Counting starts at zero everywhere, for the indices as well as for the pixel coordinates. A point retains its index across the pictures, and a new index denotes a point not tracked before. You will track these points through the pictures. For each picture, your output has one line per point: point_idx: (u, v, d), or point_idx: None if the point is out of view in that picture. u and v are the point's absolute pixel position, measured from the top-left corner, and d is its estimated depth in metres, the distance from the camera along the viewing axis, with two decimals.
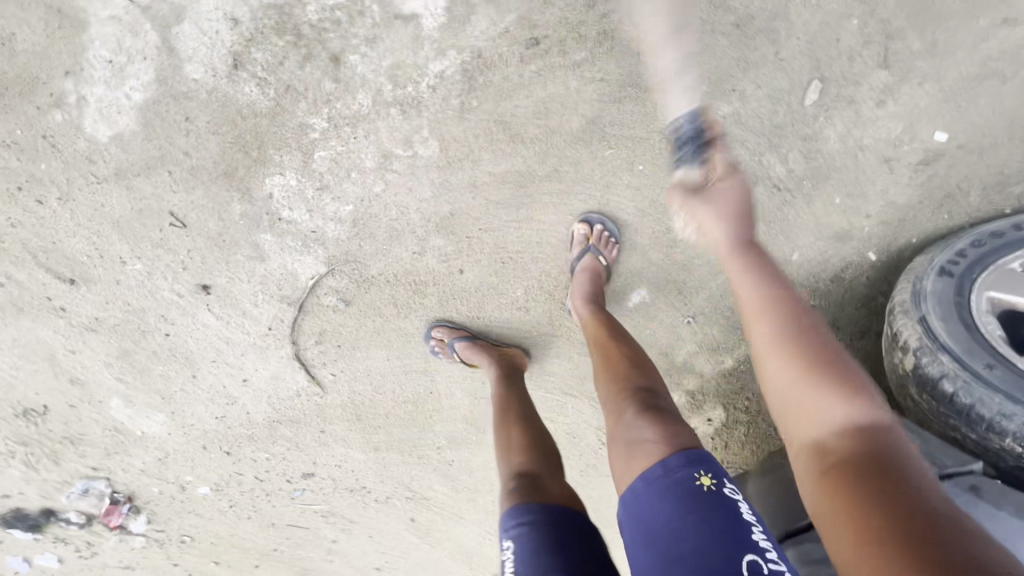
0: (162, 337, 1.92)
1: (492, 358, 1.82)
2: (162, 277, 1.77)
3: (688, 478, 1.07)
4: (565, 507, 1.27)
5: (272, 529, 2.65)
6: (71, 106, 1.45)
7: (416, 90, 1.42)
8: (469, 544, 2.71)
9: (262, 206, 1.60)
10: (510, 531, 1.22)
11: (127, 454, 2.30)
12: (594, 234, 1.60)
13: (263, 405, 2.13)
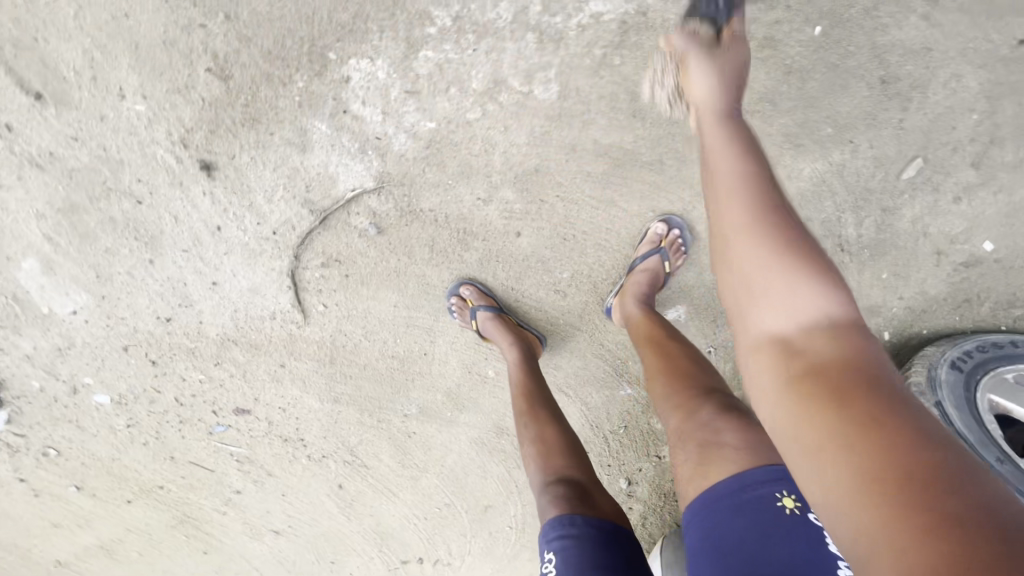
0: (130, 203, 1.56)
1: (514, 340, 1.67)
2: (164, 130, 1.44)
3: (769, 497, 1.03)
4: (609, 523, 1.25)
5: (168, 463, 2.25)
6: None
7: (564, 23, 1.28)
8: (389, 524, 2.50)
9: (333, 87, 1.37)
10: (552, 544, 1.21)
11: (16, 332, 1.83)
12: (670, 238, 1.56)
13: (222, 319, 1.80)
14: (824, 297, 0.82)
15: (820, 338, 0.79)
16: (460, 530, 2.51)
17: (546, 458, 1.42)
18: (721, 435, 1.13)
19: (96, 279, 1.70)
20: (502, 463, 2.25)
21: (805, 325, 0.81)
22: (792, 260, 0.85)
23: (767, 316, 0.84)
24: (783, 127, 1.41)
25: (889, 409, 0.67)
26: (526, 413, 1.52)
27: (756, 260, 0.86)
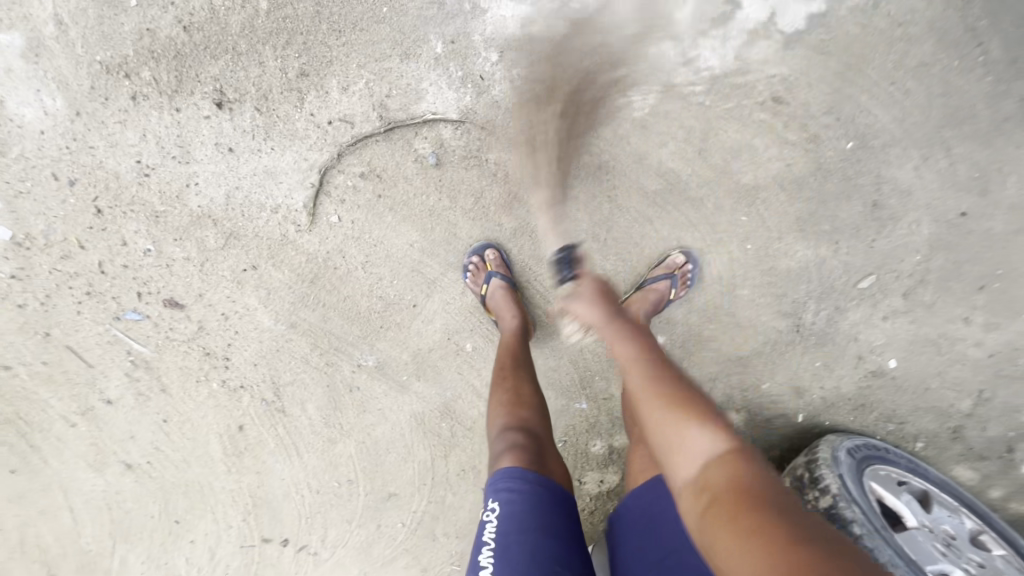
0: (186, 29, 1.41)
1: (518, 313, 1.69)
2: None
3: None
4: (557, 483, 1.27)
5: (35, 341, 1.81)
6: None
7: (682, 52, 1.50)
8: (272, 490, 2.20)
9: (464, 18, 1.46)
10: (496, 496, 1.22)
11: None
12: (683, 269, 1.71)
13: (213, 192, 1.59)
14: (705, 427, 0.94)
15: (706, 458, 0.90)
16: (347, 515, 2.29)
17: (509, 416, 1.42)
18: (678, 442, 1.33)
19: (89, 89, 1.45)
20: (428, 450, 2.14)
21: (698, 458, 0.91)
22: (682, 399, 1.01)
23: (671, 453, 0.95)
24: (797, 209, 1.71)
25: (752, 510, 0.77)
26: (500, 373, 1.54)
27: (659, 404, 1.03)
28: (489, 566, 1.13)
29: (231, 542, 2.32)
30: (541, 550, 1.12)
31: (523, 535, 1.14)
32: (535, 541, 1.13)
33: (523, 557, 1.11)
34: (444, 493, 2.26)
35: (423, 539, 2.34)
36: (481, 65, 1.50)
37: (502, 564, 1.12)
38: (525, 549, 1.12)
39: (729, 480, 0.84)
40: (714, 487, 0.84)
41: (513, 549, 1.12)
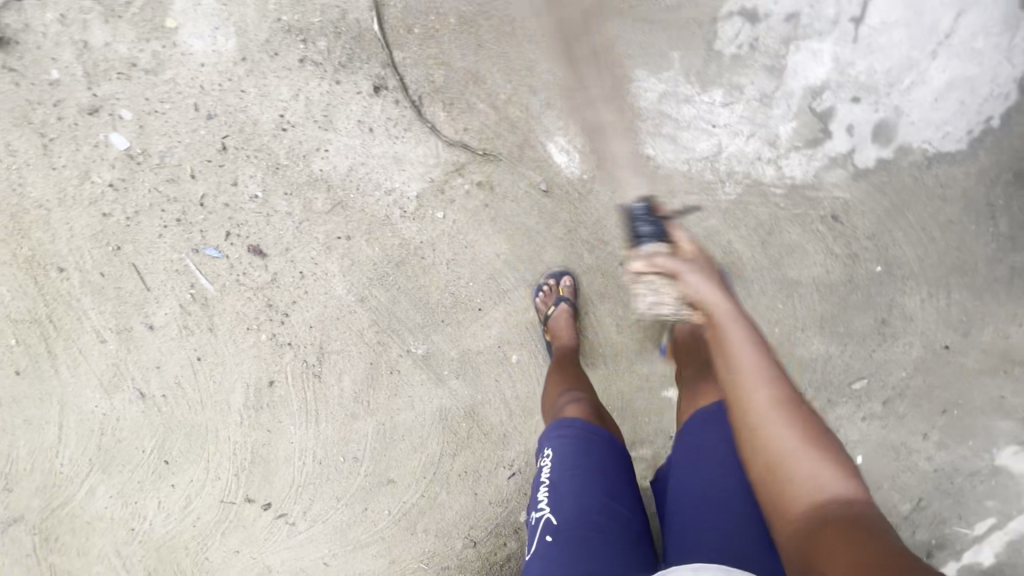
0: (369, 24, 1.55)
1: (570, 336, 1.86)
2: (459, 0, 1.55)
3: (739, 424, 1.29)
4: (604, 431, 1.40)
5: (101, 251, 1.81)
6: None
7: (775, 157, 1.72)
8: (277, 450, 2.22)
9: (608, 81, 1.63)
10: (551, 441, 1.37)
11: (129, 21, 1.58)
12: None
13: (338, 160, 1.70)
14: (825, 447, 0.96)
15: (821, 468, 0.94)
16: (339, 491, 2.32)
17: (570, 385, 1.61)
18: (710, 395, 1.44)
19: (263, 42, 1.56)
20: (440, 445, 2.23)
21: (815, 473, 0.94)
22: (804, 418, 1.00)
23: (772, 446, 0.98)
24: (825, 311, 1.96)
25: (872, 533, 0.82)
26: (556, 368, 1.73)
27: (782, 421, 0.99)
28: (544, 499, 1.28)
29: (212, 494, 2.29)
30: (589, 484, 1.25)
31: (576, 469, 1.28)
32: (586, 474, 1.27)
33: (573, 490, 1.24)
34: (438, 490, 2.34)
35: (403, 531, 2.38)
36: (609, 122, 1.67)
37: (556, 496, 1.26)
38: (575, 483, 1.26)
39: (839, 502, 0.89)
40: (829, 506, 0.89)
41: (566, 481, 1.26)
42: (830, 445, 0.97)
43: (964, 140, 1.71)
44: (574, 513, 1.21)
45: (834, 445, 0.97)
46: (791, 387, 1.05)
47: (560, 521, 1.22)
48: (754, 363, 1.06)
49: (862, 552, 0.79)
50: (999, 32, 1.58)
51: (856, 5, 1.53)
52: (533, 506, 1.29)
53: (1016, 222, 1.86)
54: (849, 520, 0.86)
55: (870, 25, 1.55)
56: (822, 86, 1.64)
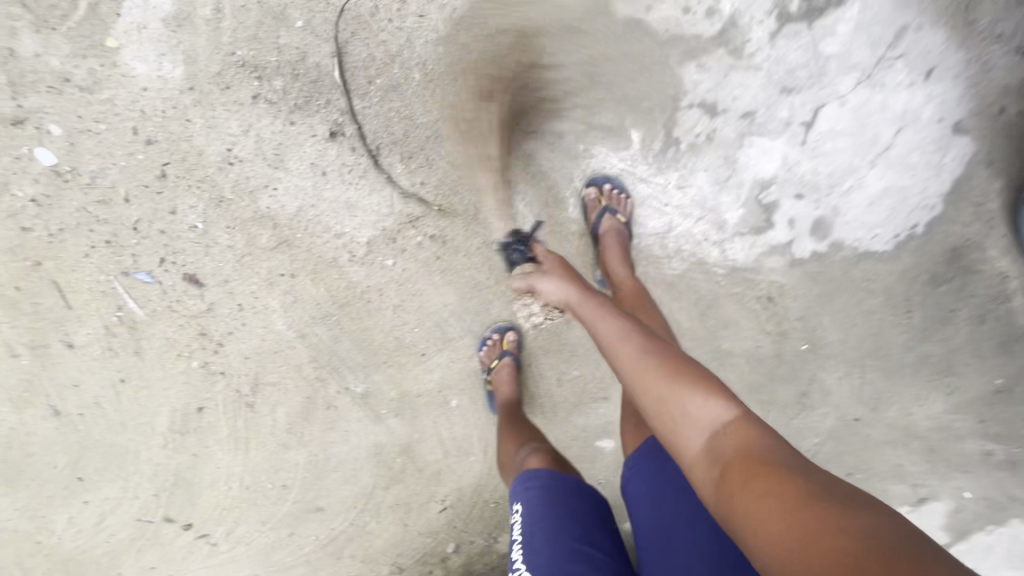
0: (326, 67, 1.48)
1: (511, 388, 1.87)
2: (422, 53, 1.49)
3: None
4: (569, 476, 1.41)
5: (20, 265, 1.70)
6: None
7: (720, 239, 1.79)
8: (202, 473, 2.16)
9: (568, 153, 1.63)
10: (519, 497, 1.36)
11: (60, 32, 1.45)
12: None
13: (287, 200, 1.64)
14: (709, 390, 1.01)
15: (710, 416, 0.97)
16: (265, 516, 2.28)
17: (528, 439, 1.62)
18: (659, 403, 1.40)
19: (214, 73, 1.47)
20: (373, 477, 2.23)
21: (711, 427, 0.96)
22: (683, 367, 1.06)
23: (667, 408, 1.01)
24: (752, 380, 2.06)
25: (773, 474, 0.83)
26: (502, 420, 1.73)
27: (664, 377, 1.05)
28: (520, 557, 1.26)
29: (129, 513, 2.20)
30: (561, 533, 1.25)
31: (553, 519, 1.28)
32: (561, 523, 1.27)
33: (545, 542, 1.23)
34: (368, 520, 2.33)
35: (329, 557, 2.37)
36: (565, 189, 1.68)
37: (532, 550, 1.24)
38: (548, 535, 1.25)
39: (736, 448, 0.91)
40: (727, 451, 0.91)
41: (541, 534, 1.25)
42: (713, 389, 1.01)
43: (890, 242, 1.83)
44: (553, 561, 1.20)
45: (717, 385, 1.02)
46: (670, 349, 1.13)
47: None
48: (620, 337, 1.17)
49: (772, 499, 0.79)
50: (936, 149, 1.65)
51: (807, 110, 1.58)
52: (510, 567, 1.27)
53: (931, 317, 1.99)
54: (750, 461, 0.87)
55: (818, 131, 1.61)
56: (770, 181, 1.69)
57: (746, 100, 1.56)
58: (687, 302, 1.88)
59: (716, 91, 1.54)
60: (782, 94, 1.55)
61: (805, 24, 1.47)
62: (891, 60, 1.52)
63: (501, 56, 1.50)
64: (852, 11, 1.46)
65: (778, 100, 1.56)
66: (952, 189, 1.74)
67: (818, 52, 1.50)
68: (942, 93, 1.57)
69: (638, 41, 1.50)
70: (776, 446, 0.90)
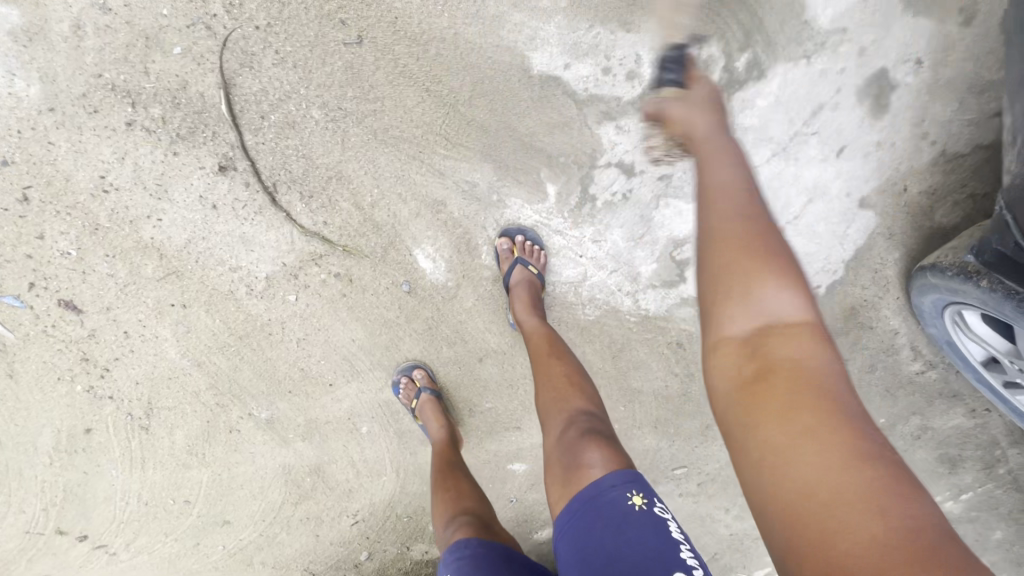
0: (210, 98, 1.39)
1: (443, 427, 1.81)
2: (319, 91, 1.41)
3: (620, 498, 1.11)
4: (494, 548, 1.26)
5: None
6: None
7: (634, 290, 1.78)
8: (95, 490, 2.08)
9: (478, 201, 1.56)
10: (448, 568, 1.25)
11: None
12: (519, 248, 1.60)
13: (174, 232, 1.52)
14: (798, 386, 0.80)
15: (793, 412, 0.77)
16: (167, 528, 2.24)
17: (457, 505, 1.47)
18: (583, 449, 1.22)
19: (79, 95, 1.36)
20: (282, 493, 2.22)
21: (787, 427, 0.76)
22: (796, 278, 0.91)
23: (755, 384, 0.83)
24: (663, 421, 2.02)
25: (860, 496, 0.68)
26: (438, 472, 1.64)
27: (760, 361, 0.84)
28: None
29: (20, 524, 2.12)
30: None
31: None
32: None
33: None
34: (278, 531, 2.32)
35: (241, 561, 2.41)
36: (475, 235, 1.62)
37: None
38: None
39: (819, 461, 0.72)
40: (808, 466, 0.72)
41: None
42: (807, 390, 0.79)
43: None
44: None
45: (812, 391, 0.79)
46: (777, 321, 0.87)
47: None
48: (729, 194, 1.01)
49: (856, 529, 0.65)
50: (842, 221, 1.70)
51: None
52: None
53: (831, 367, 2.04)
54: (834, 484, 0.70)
55: None
56: (685, 240, 1.69)
57: (662, 163, 1.53)
58: (599, 346, 1.87)
59: (634, 153, 1.51)
60: (698, 160, 1.54)
61: (724, 96, 1.46)
62: (806, 136, 1.53)
63: (410, 107, 1.43)
64: (770, 88, 1.46)
65: (694, 166, 1.55)
66: (852, 256, 1.79)
67: (735, 123, 1.49)
68: (851, 171, 1.61)
69: (551, 96, 1.43)
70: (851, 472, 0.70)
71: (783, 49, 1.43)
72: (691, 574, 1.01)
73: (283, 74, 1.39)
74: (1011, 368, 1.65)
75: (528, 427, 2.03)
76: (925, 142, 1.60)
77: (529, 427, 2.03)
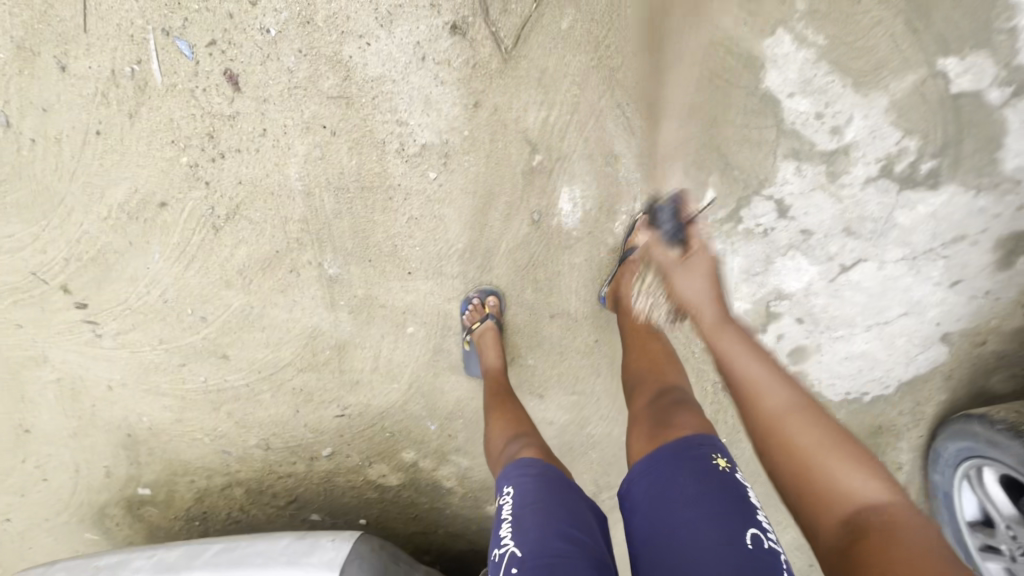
0: None
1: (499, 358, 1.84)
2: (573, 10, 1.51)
3: (706, 458, 1.13)
4: (558, 471, 1.29)
5: None
6: (788, 7, 1.41)
7: (719, 318, 1.85)
8: (125, 264, 2.00)
9: (645, 172, 1.64)
10: (512, 479, 1.27)
11: None
12: (656, 228, 1.67)
13: (372, 62, 1.57)
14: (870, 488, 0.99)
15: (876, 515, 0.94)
16: (169, 335, 2.17)
17: (515, 429, 1.51)
18: (676, 418, 1.26)
19: None
20: (292, 355, 2.17)
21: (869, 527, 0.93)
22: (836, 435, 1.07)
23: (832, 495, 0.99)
24: None
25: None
26: (492, 395, 1.69)
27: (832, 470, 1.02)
28: (506, 533, 1.17)
29: (32, 262, 2.03)
30: (550, 515, 1.15)
31: (541, 505, 1.18)
32: (547, 509, 1.16)
33: (533, 521, 1.14)
34: (264, 390, 2.29)
35: (213, 402, 2.35)
36: (622, 200, 1.69)
37: (518, 532, 1.14)
38: (534, 516, 1.16)
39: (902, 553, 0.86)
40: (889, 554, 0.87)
41: (526, 518, 1.16)
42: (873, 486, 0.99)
43: (839, 397, 1.96)
44: (535, 540, 1.11)
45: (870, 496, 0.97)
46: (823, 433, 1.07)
47: (522, 554, 1.10)
48: (768, 372, 1.20)
49: None
50: (919, 344, 1.84)
51: (852, 257, 1.69)
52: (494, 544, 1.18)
53: None
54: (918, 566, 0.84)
55: (848, 278, 1.73)
56: (787, 295, 1.77)
57: (812, 218, 1.64)
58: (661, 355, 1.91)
59: (796, 197, 1.62)
60: (842, 232, 1.66)
61: (896, 186, 1.58)
62: (936, 257, 1.68)
63: (641, 61, 1.50)
64: (936, 199, 1.58)
65: (836, 235, 1.66)
66: (908, 379, 1.92)
67: (888, 215, 1.62)
68: (953, 304, 1.76)
69: (762, 113, 1.52)
70: (923, 559, 0.85)
71: (965, 171, 1.54)
72: (767, 535, 1.04)
73: None
74: (1002, 533, 1.73)
75: (553, 400, 2.05)
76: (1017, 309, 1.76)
77: (555, 401, 2.05)
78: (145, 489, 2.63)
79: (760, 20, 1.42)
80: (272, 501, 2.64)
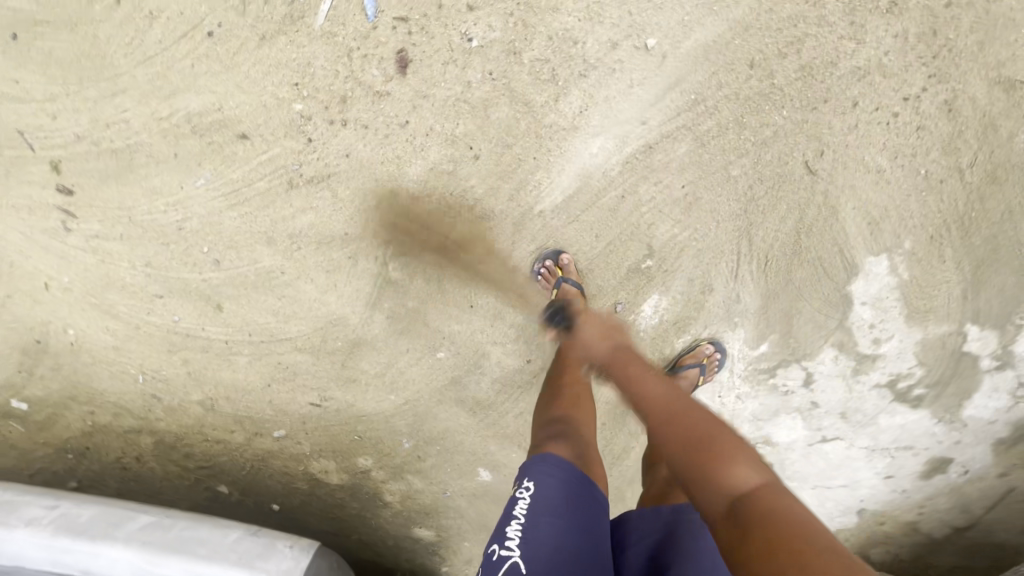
0: (685, 79, 1.53)
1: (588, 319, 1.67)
2: (743, 156, 1.58)
3: (706, 519, 1.27)
4: (585, 479, 1.25)
5: None
6: (900, 240, 1.64)
7: None
8: (151, 172, 1.69)
9: (726, 310, 1.79)
10: (536, 477, 1.22)
11: None
12: (712, 357, 1.81)
13: (551, 116, 1.56)
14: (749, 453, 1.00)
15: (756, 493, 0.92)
16: (159, 262, 1.85)
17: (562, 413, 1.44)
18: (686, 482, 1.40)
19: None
20: (298, 333, 1.97)
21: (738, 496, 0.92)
22: (711, 418, 1.10)
23: (710, 479, 0.97)
24: None
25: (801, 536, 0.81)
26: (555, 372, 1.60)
27: (713, 442, 1.03)
28: (516, 539, 1.16)
29: (29, 122, 1.64)
30: (563, 535, 1.15)
31: (554, 517, 1.17)
32: (564, 527, 1.16)
33: (545, 538, 1.14)
34: (242, 353, 2.02)
35: (170, 343, 2.01)
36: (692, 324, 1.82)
37: (530, 544, 1.14)
38: (551, 532, 1.15)
39: (769, 521, 0.85)
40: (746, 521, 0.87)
41: (541, 529, 1.15)
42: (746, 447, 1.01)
43: None
44: (545, 560, 1.12)
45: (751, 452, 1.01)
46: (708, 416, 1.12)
47: (529, 572, 1.11)
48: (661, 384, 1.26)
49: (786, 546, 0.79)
50: (840, 510, 2.22)
51: (834, 434, 1.99)
52: (499, 543, 1.17)
53: None
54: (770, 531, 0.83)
55: (822, 446, 2.03)
56: (772, 443, 2.03)
57: (827, 395, 1.91)
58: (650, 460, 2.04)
59: (822, 375, 1.87)
60: (838, 414, 1.95)
61: (891, 396, 1.91)
62: (889, 455, 2.05)
63: (774, 224, 1.64)
64: (911, 415, 1.95)
65: (833, 414, 1.95)
66: None
67: (875, 414, 1.95)
68: (878, 490, 2.15)
69: (838, 305, 1.75)
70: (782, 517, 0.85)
71: (939, 404, 1.93)
72: None
73: (742, 122, 1.56)
74: None
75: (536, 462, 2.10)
76: (915, 509, 2.20)
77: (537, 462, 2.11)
78: (20, 403, 2.16)
79: (874, 238, 1.64)
80: (179, 461, 2.28)
